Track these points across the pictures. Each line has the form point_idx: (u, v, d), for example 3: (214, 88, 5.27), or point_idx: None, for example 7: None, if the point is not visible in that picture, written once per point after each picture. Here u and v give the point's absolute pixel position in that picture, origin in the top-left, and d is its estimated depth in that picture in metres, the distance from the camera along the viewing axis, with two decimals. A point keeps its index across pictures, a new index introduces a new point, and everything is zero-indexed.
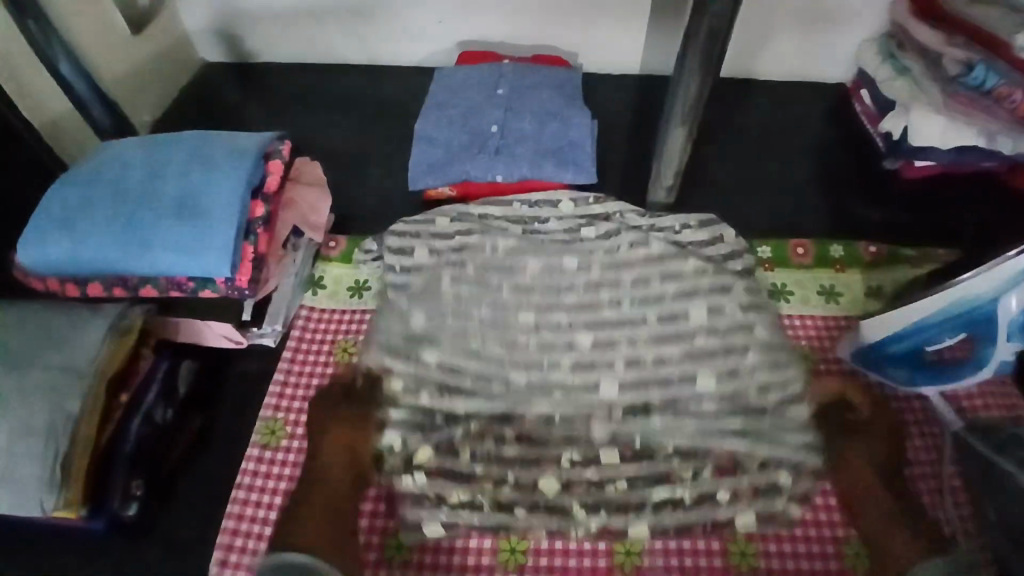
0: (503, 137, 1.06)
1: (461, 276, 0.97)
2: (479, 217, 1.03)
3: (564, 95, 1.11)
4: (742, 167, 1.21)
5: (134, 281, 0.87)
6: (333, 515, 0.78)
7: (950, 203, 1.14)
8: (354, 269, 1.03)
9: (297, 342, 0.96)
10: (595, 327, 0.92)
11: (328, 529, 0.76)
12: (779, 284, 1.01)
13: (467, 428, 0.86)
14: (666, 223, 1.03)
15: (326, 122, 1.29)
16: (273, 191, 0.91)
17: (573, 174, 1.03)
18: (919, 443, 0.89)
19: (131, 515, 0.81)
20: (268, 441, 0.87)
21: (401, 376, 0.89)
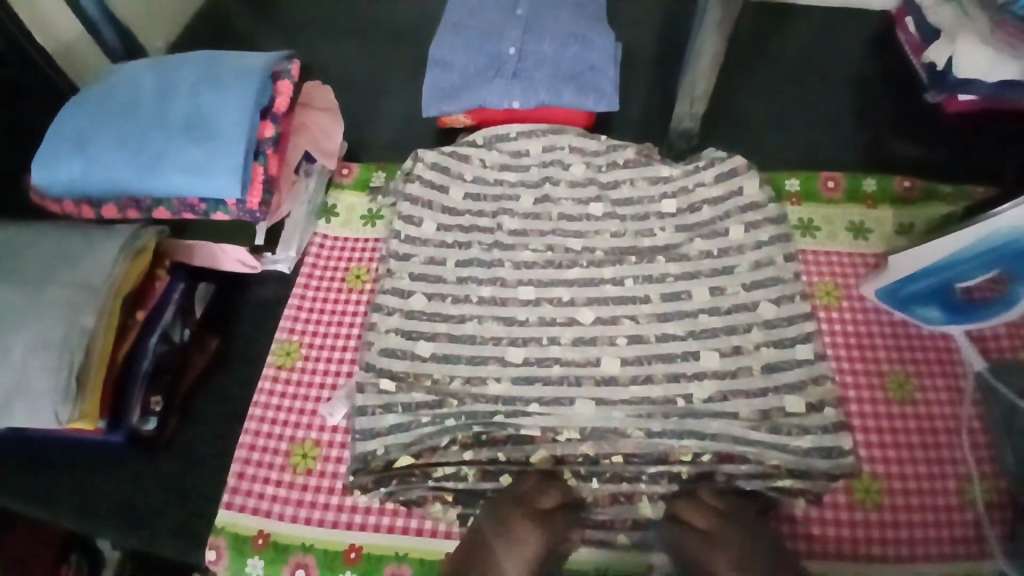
0: (521, 61, 1.02)
1: (471, 232, 0.96)
2: (494, 155, 1.01)
3: (587, 17, 1.05)
4: (772, 98, 1.14)
5: (148, 203, 0.87)
6: None
7: (994, 141, 1.08)
8: (367, 198, 1.02)
9: (310, 268, 0.96)
10: (597, 305, 0.89)
11: None
12: (805, 219, 0.97)
13: (480, 361, 0.86)
14: (680, 183, 0.97)
15: (340, 47, 1.25)
16: (282, 112, 0.89)
17: (593, 102, 0.99)
18: (940, 381, 0.86)
19: (150, 430, 0.83)
20: (283, 362, 0.89)
21: (405, 323, 0.89)
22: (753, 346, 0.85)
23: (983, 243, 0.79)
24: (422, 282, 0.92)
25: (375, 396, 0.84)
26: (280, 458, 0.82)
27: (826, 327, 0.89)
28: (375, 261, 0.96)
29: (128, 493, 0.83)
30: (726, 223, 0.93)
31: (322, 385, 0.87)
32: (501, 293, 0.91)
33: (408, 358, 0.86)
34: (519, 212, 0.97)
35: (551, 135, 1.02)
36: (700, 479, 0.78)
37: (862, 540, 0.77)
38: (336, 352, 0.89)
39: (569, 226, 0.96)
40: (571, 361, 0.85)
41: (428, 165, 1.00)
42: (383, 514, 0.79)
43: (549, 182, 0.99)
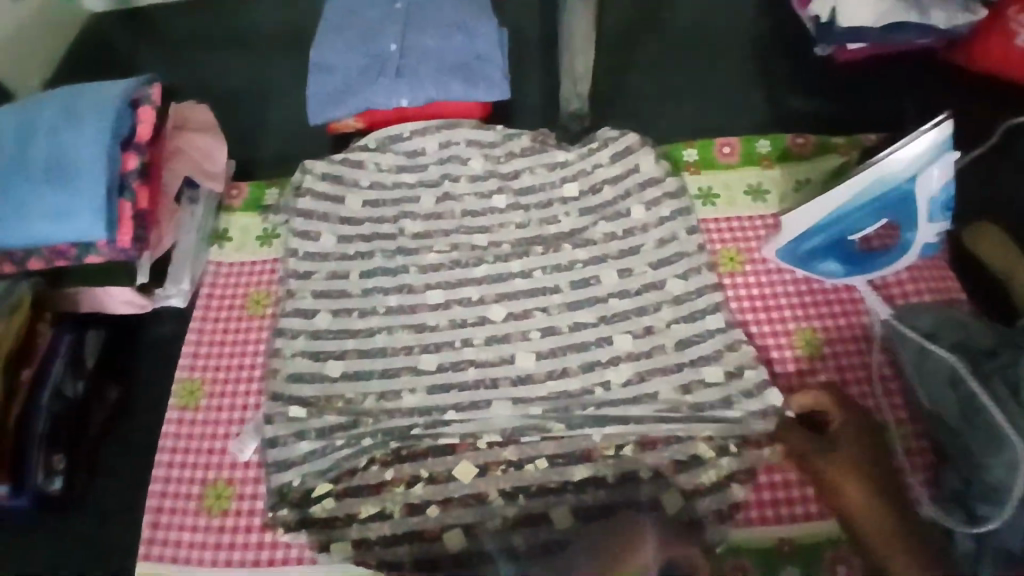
0: (404, 56, 0.98)
1: (374, 240, 0.93)
2: (386, 157, 0.98)
3: (468, 3, 1.02)
4: (667, 67, 1.14)
5: (19, 253, 0.80)
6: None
7: (887, 90, 1.10)
8: (260, 218, 0.97)
9: (205, 299, 0.91)
10: (506, 300, 0.88)
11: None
12: (705, 188, 0.97)
13: (393, 373, 0.84)
14: (578, 167, 0.95)
15: (220, 60, 1.18)
16: (145, 141, 0.83)
17: (483, 91, 0.97)
18: (846, 333, 0.88)
19: (57, 490, 0.79)
20: (186, 403, 0.84)
21: (310, 346, 0.85)
22: (663, 324, 0.85)
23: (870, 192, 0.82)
24: (326, 299, 0.89)
25: (285, 427, 0.80)
26: (194, 500, 0.79)
27: (732, 293, 0.90)
28: (275, 283, 0.92)
29: (44, 559, 0.79)
30: (626, 202, 0.92)
31: (229, 421, 0.83)
32: (410, 301, 0.89)
33: (320, 381, 0.83)
34: (421, 214, 0.95)
35: (445, 130, 0.99)
36: (622, 464, 0.79)
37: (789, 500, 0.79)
38: (242, 384, 0.85)
39: (474, 222, 0.94)
40: (486, 361, 0.84)
41: (319, 176, 0.96)
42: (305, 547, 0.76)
43: (448, 179, 0.97)
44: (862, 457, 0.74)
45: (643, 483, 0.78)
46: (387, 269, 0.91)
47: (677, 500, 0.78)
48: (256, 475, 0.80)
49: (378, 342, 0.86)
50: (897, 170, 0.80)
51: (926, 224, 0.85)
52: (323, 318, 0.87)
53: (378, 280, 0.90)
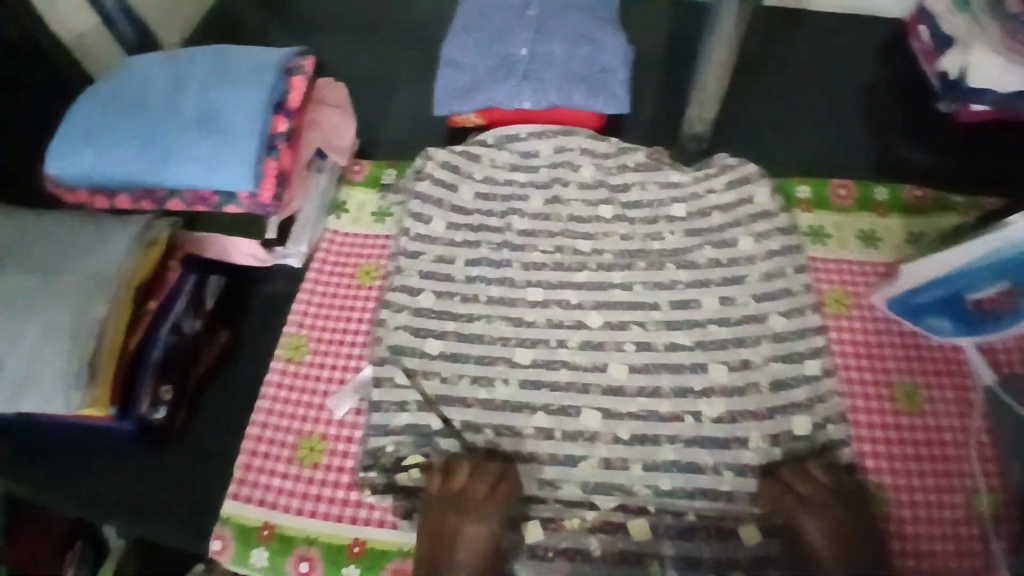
0: (533, 61, 1.02)
1: (481, 231, 0.96)
2: (503, 153, 1.02)
3: (602, 19, 1.06)
4: (784, 104, 1.14)
5: (160, 194, 0.87)
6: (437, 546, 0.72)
7: (1008, 153, 1.07)
8: (377, 196, 1.02)
9: (320, 264, 0.96)
10: (605, 309, 0.89)
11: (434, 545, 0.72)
12: (817, 227, 0.96)
13: (488, 362, 0.85)
14: (689, 190, 0.96)
15: (350, 45, 1.24)
16: (295, 107, 0.89)
17: (604, 103, 1.00)
18: (947, 392, 0.85)
19: (161, 418, 0.82)
20: (291, 356, 0.88)
21: (411, 324, 0.88)
22: (761, 359, 0.84)
23: (984, 258, 0.79)
24: (431, 280, 0.91)
25: (382, 398, 0.83)
26: (287, 449, 0.83)
27: (836, 336, 0.89)
28: (384, 258, 0.96)
29: (133, 484, 0.83)
30: (737, 233, 0.93)
31: (328, 381, 0.87)
32: (510, 294, 0.90)
33: (418, 355, 0.86)
34: (528, 213, 0.98)
35: (561, 136, 1.02)
36: (703, 488, 0.78)
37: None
38: (343, 347, 0.89)
39: (579, 227, 0.96)
40: (579, 366, 0.85)
41: (439, 164, 1.00)
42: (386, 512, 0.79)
43: (558, 183, 0.99)
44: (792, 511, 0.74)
45: (724, 513, 0.77)
46: (494, 259, 0.93)
47: (758, 535, 0.76)
48: (349, 436, 0.83)
49: (476, 328, 0.88)
50: None
51: None
52: (427, 299, 0.90)
53: (485, 268, 0.93)
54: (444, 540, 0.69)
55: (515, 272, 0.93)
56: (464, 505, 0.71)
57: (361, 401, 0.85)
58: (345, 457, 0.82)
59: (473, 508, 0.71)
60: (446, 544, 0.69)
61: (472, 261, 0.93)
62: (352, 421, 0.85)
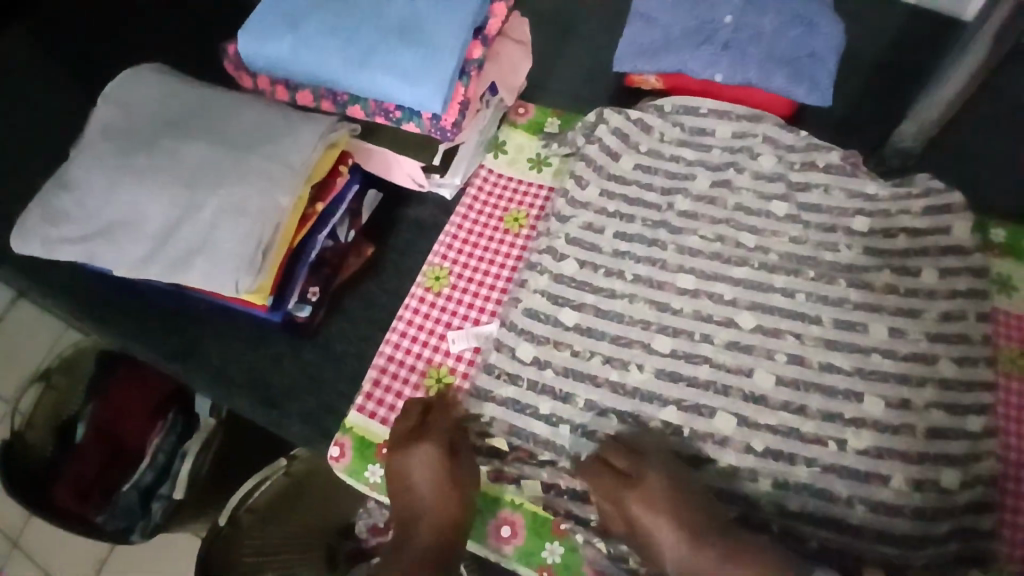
0: (737, 31, 0.95)
1: (635, 205, 0.92)
2: (676, 126, 0.97)
3: (820, 2, 0.96)
4: (991, 133, 1.03)
5: (344, 99, 0.86)
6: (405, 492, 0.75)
7: None
8: (537, 142, 0.99)
9: (471, 198, 0.95)
10: (759, 311, 0.84)
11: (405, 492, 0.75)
12: (1004, 276, 0.88)
13: (625, 339, 0.83)
14: (879, 206, 0.89)
15: None
16: (492, 35, 0.86)
17: (805, 92, 0.92)
18: None
19: (304, 317, 0.85)
20: (432, 285, 0.88)
21: (550, 288, 0.86)
22: (923, 403, 0.78)
23: None
24: (577, 247, 0.89)
25: (515, 348, 0.82)
26: (417, 376, 0.83)
27: (1003, 395, 0.82)
28: (535, 209, 0.94)
29: (264, 371, 0.86)
30: (918, 264, 0.85)
31: (461, 317, 0.86)
32: (659, 275, 0.87)
33: (552, 323, 0.84)
34: (692, 193, 0.93)
35: (746, 120, 0.95)
36: (830, 518, 0.73)
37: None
38: (482, 289, 0.88)
39: (745, 220, 0.90)
40: (721, 363, 0.81)
41: (612, 129, 0.95)
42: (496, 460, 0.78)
43: (732, 167, 0.94)
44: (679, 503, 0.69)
45: (847, 551, 0.73)
46: (645, 238, 0.90)
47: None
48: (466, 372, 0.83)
49: (617, 305, 0.85)
50: None
51: None
52: (568, 267, 0.87)
53: (635, 247, 0.89)
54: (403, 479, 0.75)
55: (668, 255, 0.89)
56: (400, 441, 0.76)
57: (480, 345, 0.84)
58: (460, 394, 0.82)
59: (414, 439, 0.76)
60: (403, 486, 0.74)
61: (623, 235, 0.90)
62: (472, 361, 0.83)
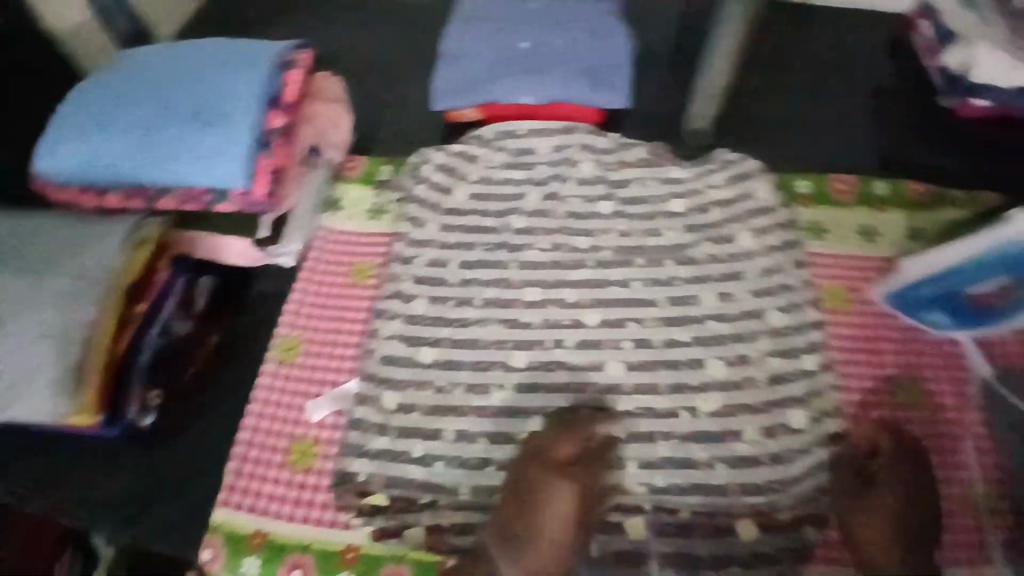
0: (534, 55, 1.00)
1: (474, 232, 0.95)
2: (499, 152, 1.00)
3: (604, 13, 1.03)
4: (784, 98, 1.13)
5: (154, 192, 0.84)
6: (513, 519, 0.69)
7: (1008, 147, 1.07)
8: (372, 193, 0.99)
9: (314, 260, 0.94)
10: (603, 306, 0.89)
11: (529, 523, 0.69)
12: (815, 223, 0.95)
13: (485, 364, 0.84)
14: (689, 187, 0.96)
15: (343, 34, 1.21)
16: (291, 102, 0.86)
17: (605, 98, 0.97)
18: (945, 386, 0.85)
19: (147, 424, 0.83)
20: (284, 357, 0.87)
21: (403, 332, 0.86)
22: (760, 354, 0.85)
23: (989, 252, 0.78)
24: (425, 285, 0.90)
25: (377, 400, 0.81)
26: (280, 455, 0.81)
27: (834, 330, 0.88)
28: (380, 257, 0.94)
29: (122, 484, 0.83)
30: (732, 233, 0.92)
31: (320, 381, 0.85)
32: (507, 295, 0.89)
33: (412, 365, 0.83)
34: (526, 210, 0.97)
35: (562, 134, 1.01)
36: (697, 483, 0.78)
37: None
38: (337, 347, 0.87)
39: (577, 225, 0.96)
40: (575, 363, 0.85)
41: (436, 166, 0.98)
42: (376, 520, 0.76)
43: (557, 180, 0.99)
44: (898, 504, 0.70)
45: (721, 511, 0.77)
46: (490, 262, 0.92)
47: (753, 530, 0.76)
48: (330, 436, 0.81)
49: (474, 333, 0.86)
50: None
51: None
52: (419, 306, 0.88)
53: (482, 271, 0.91)
54: (533, 511, 0.69)
55: (514, 274, 0.92)
56: (552, 472, 0.71)
57: (340, 409, 0.83)
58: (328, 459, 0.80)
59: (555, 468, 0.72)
60: (535, 520, 0.69)
61: (469, 264, 0.92)
62: (335, 426, 0.82)
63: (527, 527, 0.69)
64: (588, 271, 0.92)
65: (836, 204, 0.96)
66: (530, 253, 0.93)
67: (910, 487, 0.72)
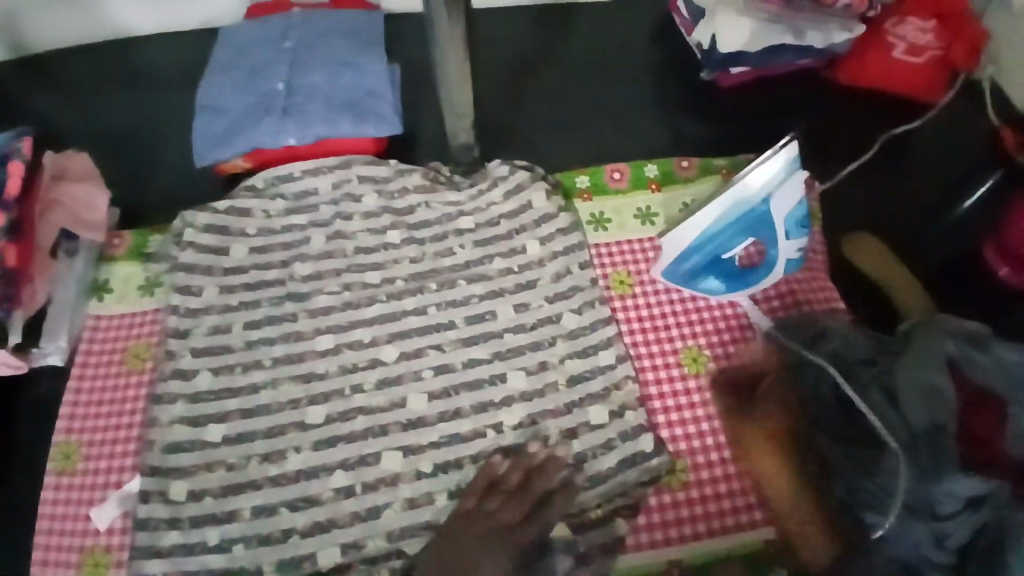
0: (292, 95, 0.97)
1: (260, 288, 0.90)
2: (275, 198, 0.96)
3: (359, 41, 1.02)
4: (563, 94, 1.16)
5: None
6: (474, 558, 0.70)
7: (768, 108, 1.15)
8: (142, 267, 0.93)
9: (85, 353, 0.87)
10: (399, 339, 0.87)
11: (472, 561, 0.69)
12: (597, 214, 0.98)
13: (281, 429, 0.80)
14: (469, 205, 0.97)
15: (106, 102, 1.14)
16: (14, 197, 0.80)
17: (375, 127, 0.96)
18: (733, 350, 0.89)
19: None
20: (63, 467, 0.80)
21: (186, 414, 0.80)
22: (558, 359, 0.86)
23: (722, 216, 0.83)
24: (207, 356, 0.84)
25: (164, 493, 0.76)
26: (72, 570, 0.75)
27: (627, 317, 0.91)
28: (155, 334, 0.88)
29: None
30: (520, 246, 0.94)
31: (105, 484, 0.79)
32: (297, 348, 0.85)
33: (199, 447, 0.79)
34: (312, 255, 0.93)
35: (339, 170, 0.97)
36: None
37: (738, 490, 0.81)
38: (118, 442, 0.81)
39: (366, 259, 0.93)
40: (374, 406, 0.82)
41: (203, 228, 0.93)
42: None
43: (340, 218, 0.95)
44: (773, 423, 0.79)
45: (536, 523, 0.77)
46: (277, 317, 0.88)
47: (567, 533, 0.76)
48: (120, 542, 0.76)
49: (265, 397, 0.82)
50: (753, 192, 0.82)
51: (787, 242, 0.85)
52: (202, 381, 0.83)
53: (269, 329, 0.87)
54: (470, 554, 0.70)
55: (304, 324, 0.88)
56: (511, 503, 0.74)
57: (126, 511, 0.77)
58: (120, 567, 0.75)
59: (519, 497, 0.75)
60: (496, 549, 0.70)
61: (254, 324, 0.87)
62: (123, 530, 0.77)
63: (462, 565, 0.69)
64: (382, 307, 0.89)
65: (613, 194, 1.00)
66: (320, 299, 0.89)
67: (791, 397, 0.79)
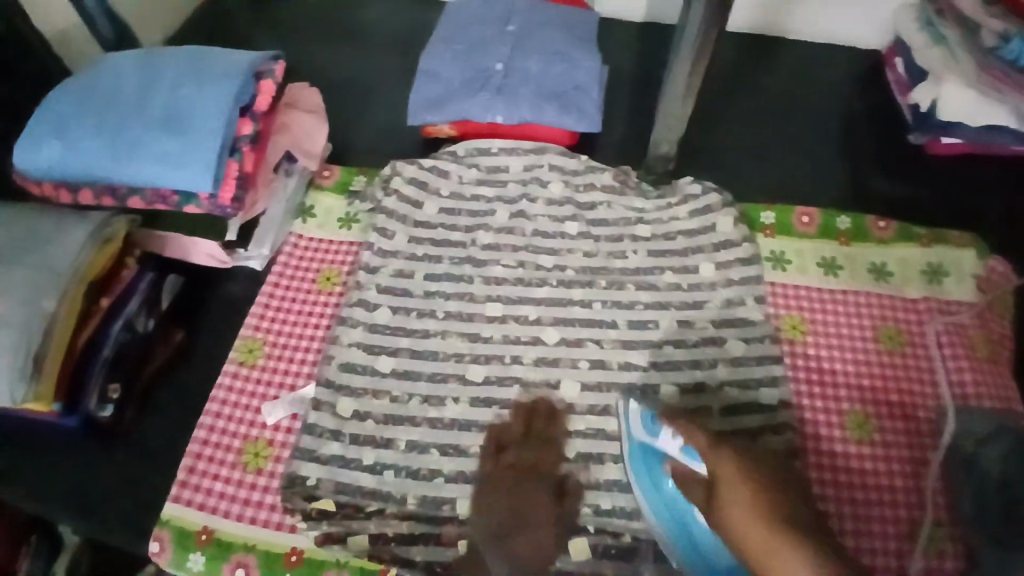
0: (508, 76, 1.03)
1: (442, 246, 0.95)
2: (471, 168, 1.02)
3: (576, 37, 1.07)
4: (756, 126, 1.15)
5: (123, 191, 0.87)
6: (529, 506, 0.76)
7: (974, 183, 1.09)
8: (344, 201, 1.01)
9: (281, 267, 0.96)
10: (563, 325, 0.89)
11: (524, 528, 0.75)
12: (777, 252, 0.97)
13: (443, 378, 0.85)
14: (652, 216, 0.98)
15: (327, 50, 1.25)
16: (262, 111, 0.90)
17: (576, 121, 1.00)
18: (900, 424, 0.85)
19: (107, 416, 0.83)
20: (245, 359, 0.88)
21: (361, 342, 0.87)
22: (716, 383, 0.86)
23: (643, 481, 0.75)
24: (389, 295, 0.90)
25: (331, 407, 0.82)
26: (234, 454, 0.82)
27: (792, 362, 0.89)
28: (346, 265, 0.96)
29: (82, 480, 0.83)
30: (694, 264, 0.94)
31: (277, 385, 0.86)
32: (468, 309, 0.90)
33: (369, 374, 0.85)
34: (494, 226, 0.97)
35: (533, 154, 1.02)
36: None
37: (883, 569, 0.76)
38: (297, 352, 0.89)
39: (543, 242, 0.96)
40: (532, 382, 0.85)
41: (406, 180, 1.00)
42: (320, 527, 0.76)
43: (526, 199, 0.99)
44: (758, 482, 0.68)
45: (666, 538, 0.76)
46: (455, 276, 0.93)
47: None
48: (283, 440, 0.83)
49: (433, 345, 0.87)
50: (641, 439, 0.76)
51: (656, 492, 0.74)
52: (379, 316, 0.89)
53: (446, 285, 0.92)
54: (518, 518, 0.76)
55: (477, 288, 0.92)
56: (509, 474, 0.79)
57: (294, 413, 0.84)
58: (278, 463, 0.81)
59: (533, 468, 0.79)
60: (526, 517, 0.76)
61: (433, 277, 0.92)
62: (289, 430, 0.84)
63: (522, 516, 0.76)
64: (550, 292, 0.92)
65: (799, 237, 0.98)
66: (495, 270, 0.94)
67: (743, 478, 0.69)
